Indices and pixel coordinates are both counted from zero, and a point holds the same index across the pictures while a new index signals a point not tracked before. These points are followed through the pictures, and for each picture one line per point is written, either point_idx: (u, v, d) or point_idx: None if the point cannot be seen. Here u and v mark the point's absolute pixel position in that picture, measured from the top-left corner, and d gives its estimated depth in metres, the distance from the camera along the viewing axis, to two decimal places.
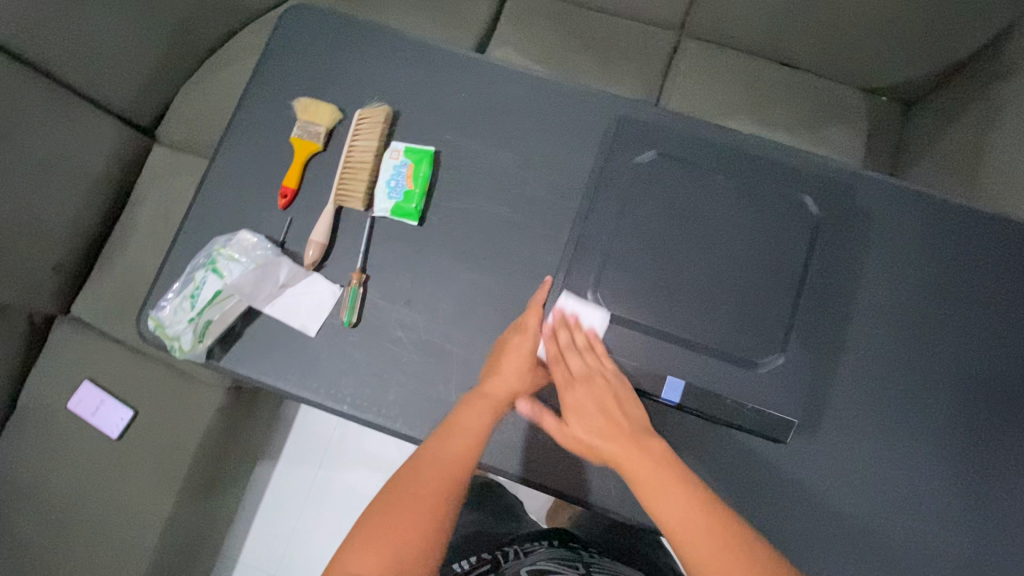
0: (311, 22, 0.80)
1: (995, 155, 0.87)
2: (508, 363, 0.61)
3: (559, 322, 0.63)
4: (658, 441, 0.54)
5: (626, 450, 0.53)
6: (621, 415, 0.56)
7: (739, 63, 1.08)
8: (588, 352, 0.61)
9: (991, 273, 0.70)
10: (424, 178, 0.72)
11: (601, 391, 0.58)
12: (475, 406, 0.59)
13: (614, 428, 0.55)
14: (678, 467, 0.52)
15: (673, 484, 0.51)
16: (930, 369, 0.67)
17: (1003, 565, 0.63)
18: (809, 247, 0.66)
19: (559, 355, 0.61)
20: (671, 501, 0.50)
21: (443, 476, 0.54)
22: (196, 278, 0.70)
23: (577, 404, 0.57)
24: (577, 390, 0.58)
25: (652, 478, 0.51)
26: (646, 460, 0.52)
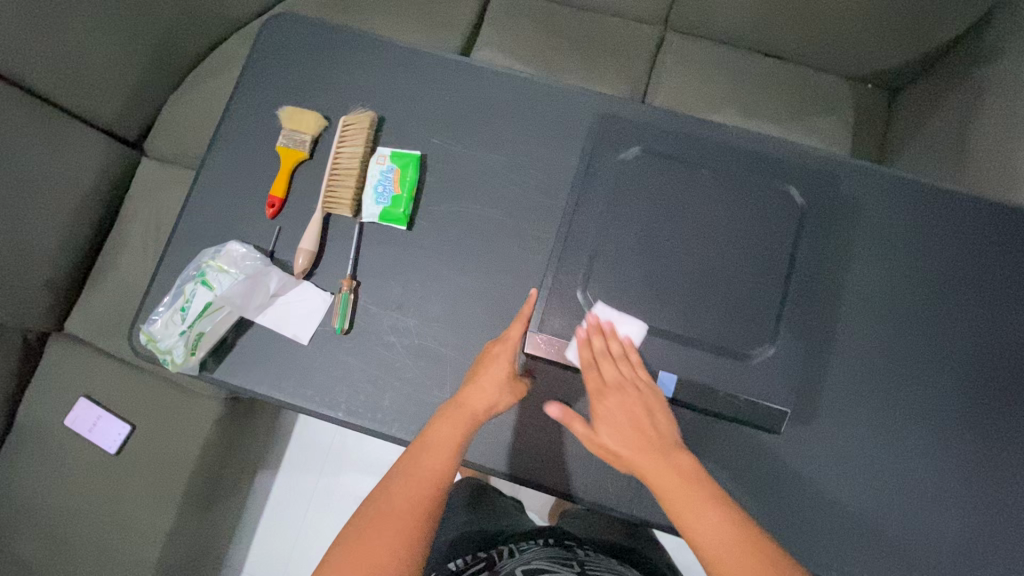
0: (293, 30, 0.80)
1: (980, 139, 0.87)
2: (484, 374, 0.60)
3: (594, 328, 0.61)
4: (689, 456, 0.53)
5: (657, 465, 0.52)
6: (653, 427, 0.54)
7: (724, 56, 1.09)
8: (623, 361, 0.59)
9: (979, 256, 0.70)
10: (411, 182, 0.72)
11: (632, 402, 0.56)
12: (452, 420, 0.57)
13: (646, 440, 0.53)
14: (706, 483, 0.51)
15: (703, 502, 0.50)
16: (921, 354, 0.67)
17: (1000, 546, 0.63)
18: (797, 234, 0.66)
19: (592, 362, 0.59)
20: (703, 522, 0.49)
21: (418, 495, 0.53)
22: (186, 291, 0.70)
23: (610, 414, 0.55)
24: (609, 400, 0.56)
25: (682, 494, 0.50)
26: (677, 476, 0.51)
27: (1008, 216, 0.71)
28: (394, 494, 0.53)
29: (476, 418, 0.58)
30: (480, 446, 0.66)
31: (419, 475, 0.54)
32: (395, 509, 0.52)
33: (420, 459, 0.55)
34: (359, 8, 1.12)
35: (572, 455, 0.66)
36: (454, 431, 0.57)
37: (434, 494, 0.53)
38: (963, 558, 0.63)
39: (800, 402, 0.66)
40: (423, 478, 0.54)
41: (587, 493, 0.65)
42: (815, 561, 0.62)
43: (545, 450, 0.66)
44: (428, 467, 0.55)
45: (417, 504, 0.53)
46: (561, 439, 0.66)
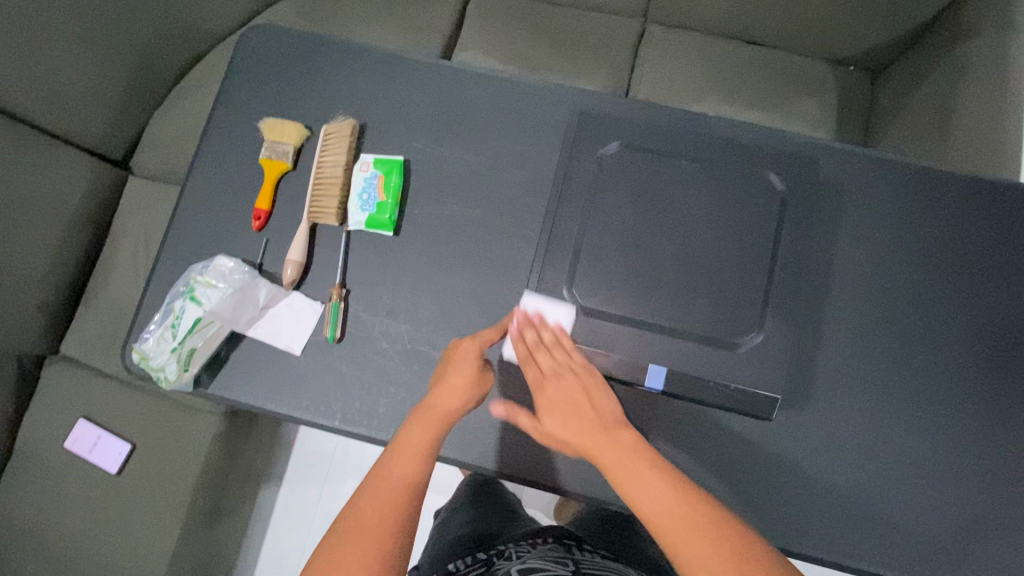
0: (271, 42, 0.80)
1: (962, 116, 0.87)
2: (453, 373, 0.60)
3: (523, 321, 0.62)
4: (628, 429, 0.54)
5: (597, 441, 0.53)
6: (592, 406, 0.56)
7: (705, 44, 1.09)
8: (557, 348, 0.60)
9: (962, 233, 0.71)
10: (396, 188, 0.72)
11: (570, 387, 0.57)
12: (421, 422, 0.58)
13: (586, 422, 0.55)
14: (646, 452, 0.52)
15: (644, 468, 0.50)
16: (911, 333, 0.68)
17: (999, 520, 0.64)
18: (779, 222, 0.67)
19: (528, 355, 0.60)
20: (645, 487, 0.49)
21: (389, 499, 0.53)
22: (176, 308, 0.70)
23: (550, 402, 0.57)
24: (548, 388, 0.57)
25: (622, 464, 0.51)
26: (614, 449, 0.52)
27: (991, 192, 0.71)
28: (362, 506, 0.52)
29: (448, 417, 0.58)
30: (477, 448, 0.67)
31: (388, 481, 0.54)
32: (366, 520, 0.52)
33: (391, 462, 0.55)
34: (337, 16, 1.12)
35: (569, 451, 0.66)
36: (425, 433, 0.57)
37: (406, 501, 0.53)
38: (963, 534, 0.63)
39: (792, 387, 0.66)
40: (394, 483, 0.53)
41: (584, 488, 0.65)
42: (815, 545, 0.63)
43: (541, 448, 0.66)
44: (398, 474, 0.54)
45: (385, 512, 0.52)
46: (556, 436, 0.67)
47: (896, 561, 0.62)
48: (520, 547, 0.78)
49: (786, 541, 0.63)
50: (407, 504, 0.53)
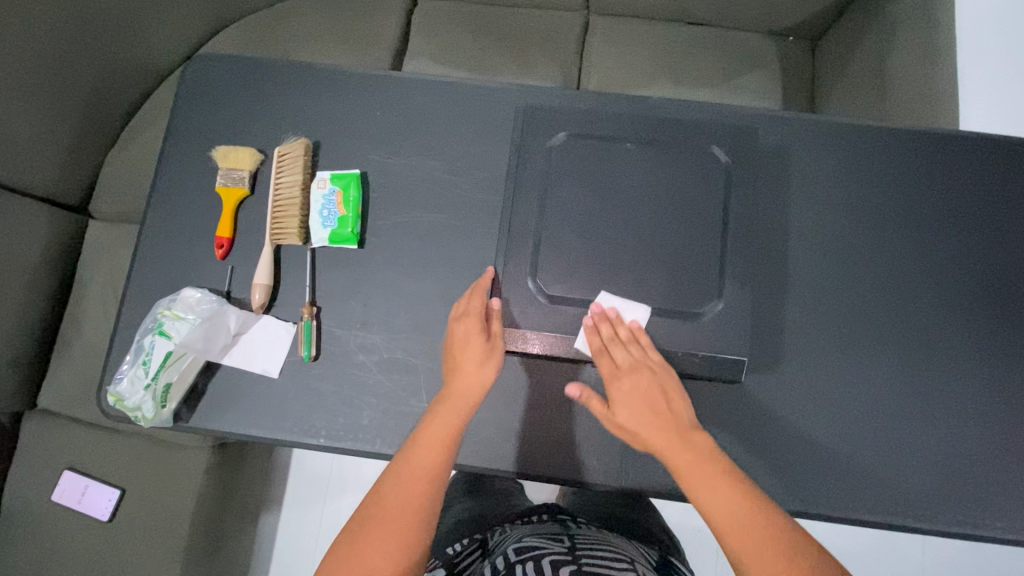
0: (215, 70, 0.80)
1: (898, 73, 0.91)
2: (465, 357, 0.60)
3: (600, 316, 0.62)
4: (703, 434, 0.54)
5: (673, 443, 0.53)
6: (668, 406, 0.55)
7: (649, 31, 1.11)
8: (634, 344, 0.60)
9: (906, 184, 0.73)
10: (356, 202, 0.72)
11: (647, 383, 0.57)
12: (439, 411, 0.58)
13: (663, 420, 0.54)
14: (722, 460, 0.52)
15: (715, 473, 0.51)
16: (868, 286, 0.70)
17: (968, 453, 0.67)
18: (727, 190, 0.68)
19: (603, 347, 0.61)
20: (716, 493, 0.50)
21: (415, 487, 0.54)
22: (145, 345, 0.70)
23: (625, 396, 0.56)
24: (621, 381, 0.57)
25: (696, 471, 0.51)
26: (692, 455, 0.52)
27: (927, 142, 0.74)
28: (388, 496, 0.54)
29: (466, 404, 0.58)
30: (464, 447, 0.67)
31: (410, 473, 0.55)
32: (392, 510, 0.53)
33: (415, 456, 0.56)
34: (284, 39, 1.12)
35: (554, 439, 0.67)
36: (447, 423, 0.57)
37: (428, 492, 0.55)
38: (936, 470, 0.66)
39: (762, 351, 0.68)
40: (415, 476, 0.55)
41: (574, 473, 0.67)
42: (799, 500, 0.65)
43: (527, 439, 0.67)
44: (423, 464, 0.55)
45: (408, 500, 0.54)
46: (540, 426, 0.68)
47: (876, 505, 0.65)
48: (515, 529, 0.78)
49: (771, 499, 0.65)
50: (429, 493, 0.54)
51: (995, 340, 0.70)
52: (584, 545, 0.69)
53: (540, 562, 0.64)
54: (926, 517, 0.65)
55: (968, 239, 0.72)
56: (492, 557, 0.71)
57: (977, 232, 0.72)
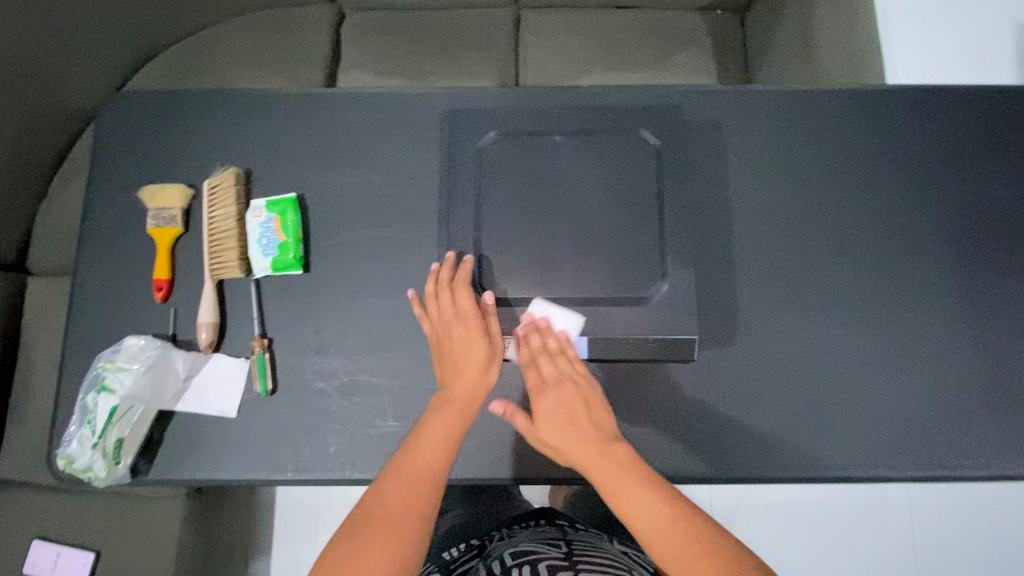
0: (135, 108, 0.77)
1: (822, 35, 0.92)
2: (466, 361, 0.60)
3: (532, 327, 0.61)
4: (624, 446, 0.54)
5: (593, 458, 0.53)
6: (590, 420, 0.56)
7: (580, 19, 1.11)
8: (561, 357, 0.59)
9: (840, 143, 0.74)
10: (294, 226, 0.70)
11: (570, 398, 0.57)
12: (437, 413, 0.58)
13: (581, 433, 0.55)
14: (641, 470, 0.52)
15: (639, 485, 0.51)
16: (814, 248, 0.71)
17: (928, 397, 0.68)
18: (658, 168, 0.67)
19: (529, 360, 0.60)
20: (638, 503, 0.50)
21: (411, 487, 0.54)
22: (89, 402, 0.67)
23: (549, 410, 0.56)
24: (546, 397, 0.57)
25: (615, 480, 0.52)
26: (610, 466, 0.52)
27: (852, 99, 0.76)
28: (386, 497, 0.53)
29: (466, 409, 0.58)
30: None
31: (412, 475, 0.54)
32: (391, 513, 0.52)
33: (415, 457, 0.55)
34: (210, 68, 1.09)
35: (525, 441, 0.67)
36: (447, 426, 0.57)
37: (427, 491, 0.54)
38: (900, 418, 0.67)
39: (719, 325, 0.69)
40: (416, 479, 0.54)
41: (549, 472, 0.66)
42: (773, 466, 0.66)
43: (498, 444, 0.67)
44: (422, 465, 0.55)
45: (409, 499, 0.53)
46: (511, 430, 0.67)
47: (847, 461, 0.66)
48: (511, 534, 0.77)
49: (745, 469, 0.66)
50: (431, 493, 0.54)
51: (942, 283, 0.71)
52: (581, 552, 0.68)
53: (537, 567, 0.63)
54: (896, 465, 0.66)
55: (905, 190, 0.74)
56: (488, 561, 0.69)
57: (912, 182, 0.74)
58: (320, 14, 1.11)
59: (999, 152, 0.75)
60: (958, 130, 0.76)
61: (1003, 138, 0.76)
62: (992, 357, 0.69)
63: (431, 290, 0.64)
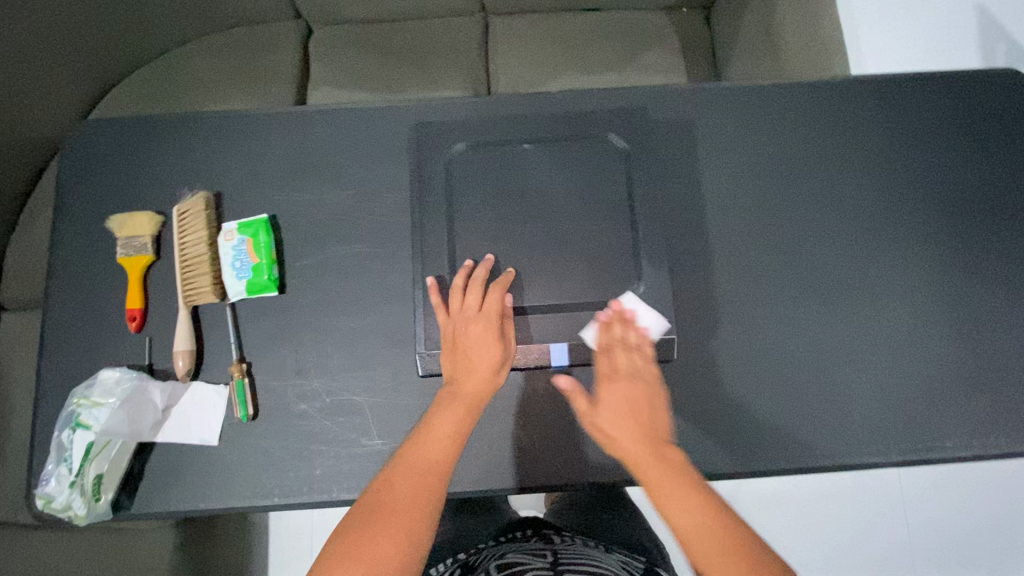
0: (99, 135, 0.76)
1: (785, 29, 0.94)
2: (477, 358, 0.60)
3: (615, 316, 0.62)
4: (677, 450, 0.54)
5: (645, 452, 0.53)
6: (650, 419, 0.56)
7: (548, 23, 1.11)
8: (637, 352, 0.60)
9: (809, 135, 0.75)
10: (267, 247, 0.69)
11: (636, 393, 0.57)
12: (448, 406, 0.58)
13: (639, 427, 0.55)
14: (691, 474, 0.52)
15: (689, 486, 0.51)
16: (789, 241, 0.72)
17: (907, 381, 0.69)
18: (625, 173, 0.67)
19: (607, 346, 0.61)
20: (683, 506, 0.50)
21: (420, 479, 0.54)
22: (65, 440, 0.65)
23: (612, 398, 0.57)
24: (613, 385, 0.57)
25: (667, 481, 0.51)
26: (663, 467, 0.52)
27: (818, 91, 0.77)
28: (395, 489, 0.53)
29: (476, 405, 0.59)
30: None
31: (418, 467, 0.54)
32: (399, 503, 0.52)
33: (424, 448, 0.56)
34: (177, 90, 1.07)
35: (513, 450, 0.66)
36: (456, 421, 0.57)
37: (435, 483, 0.54)
38: (882, 405, 0.68)
39: (698, 323, 0.69)
40: (424, 470, 0.54)
41: (538, 480, 0.66)
42: (760, 460, 0.66)
43: (486, 456, 0.66)
44: (428, 457, 0.55)
45: (419, 490, 0.53)
46: (498, 440, 0.67)
47: (833, 450, 0.66)
48: (496, 546, 0.76)
49: (732, 465, 0.66)
50: (438, 486, 0.54)
51: (914, 268, 0.72)
52: (568, 560, 0.68)
53: None
54: (880, 451, 0.67)
55: (874, 178, 0.75)
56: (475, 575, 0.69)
57: (881, 171, 0.75)
58: (286, 31, 1.10)
59: (963, 137, 0.77)
60: (922, 116, 0.77)
61: (965, 122, 0.77)
62: (969, 339, 0.70)
63: (460, 283, 0.63)
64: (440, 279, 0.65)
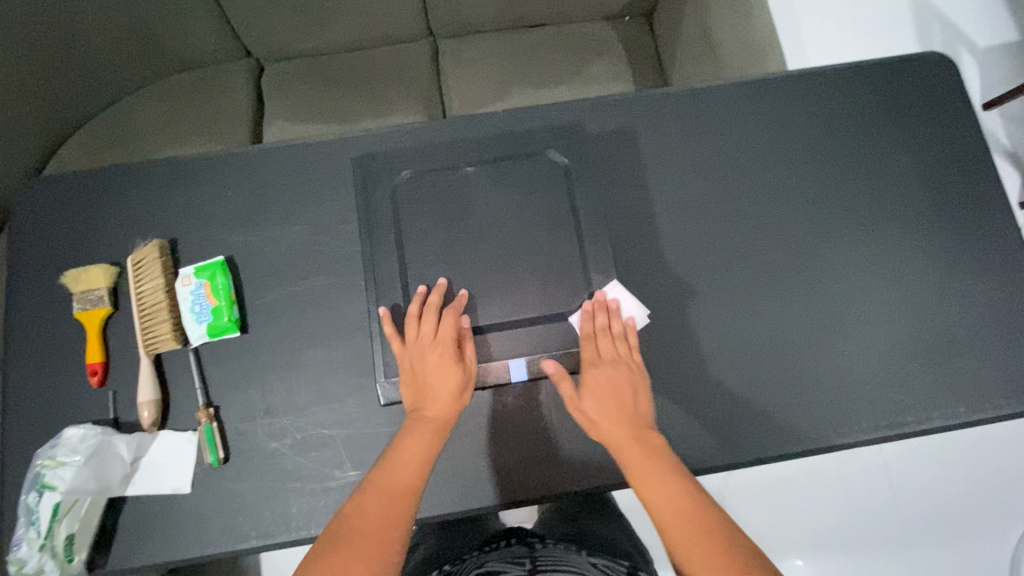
0: (48, 192, 0.75)
1: (720, 31, 0.97)
2: (440, 383, 0.61)
3: (600, 305, 0.64)
4: (655, 434, 0.59)
5: (623, 435, 0.58)
6: (632, 405, 0.60)
7: (495, 43, 1.13)
8: (621, 339, 0.63)
9: (748, 133, 0.78)
10: (225, 288, 0.69)
11: (620, 378, 0.61)
12: (414, 432, 0.59)
13: (622, 411, 0.59)
14: (670, 458, 0.57)
15: (663, 470, 0.55)
16: (738, 236, 0.74)
17: (865, 362, 0.70)
18: (569, 187, 0.68)
19: (592, 335, 0.63)
20: (659, 489, 0.54)
21: (388, 505, 0.54)
22: (29, 504, 0.64)
23: (597, 384, 0.61)
24: (599, 371, 0.61)
25: (643, 460, 0.56)
26: (641, 450, 0.57)
27: (751, 89, 0.79)
28: (364, 513, 0.53)
29: (443, 430, 0.60)
30: None
31: (387, 490, 0.55)
32: (369, 527, 0.52)
33: (393, 473, 0.56)
34: (132, 139, 1.07)
35: (487, 469, 0.66)
36: (423, 446, 0.58)
37: (405, 507, 0.54)
38: (844, 386, 0.69)
39: (657, 326, 0.70)
40: (393, 494, 0.55)
41: (514, 497, 0.66)
42: (729, 453, 0.67)
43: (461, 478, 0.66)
44: (397, 482, 0.56)
45: (389, 515, 0.53)
46: (472, 460, 0.67)
47: (798, 436, 0.68)
48: (480, 554, 0.76)
49: (703, 460, 0.67)
50: (406, 509, 0.54)
51: (862, 251, 0.74)
52: (545, 565, 0.69)
53: None
54: (849, 431, 0.68)
55: (815, 167, 0.77)
56: None
57: (820, 160, 0.77)
58: (237, 71, 1.11)
59: (894, 121, 0.79)
60: (855, 104, 0.80)
61: (894, 107, 0.80)
62: (920, 314, 0.72)
63: (414, 311, 0.63)
64: (396, 308, 0.66)
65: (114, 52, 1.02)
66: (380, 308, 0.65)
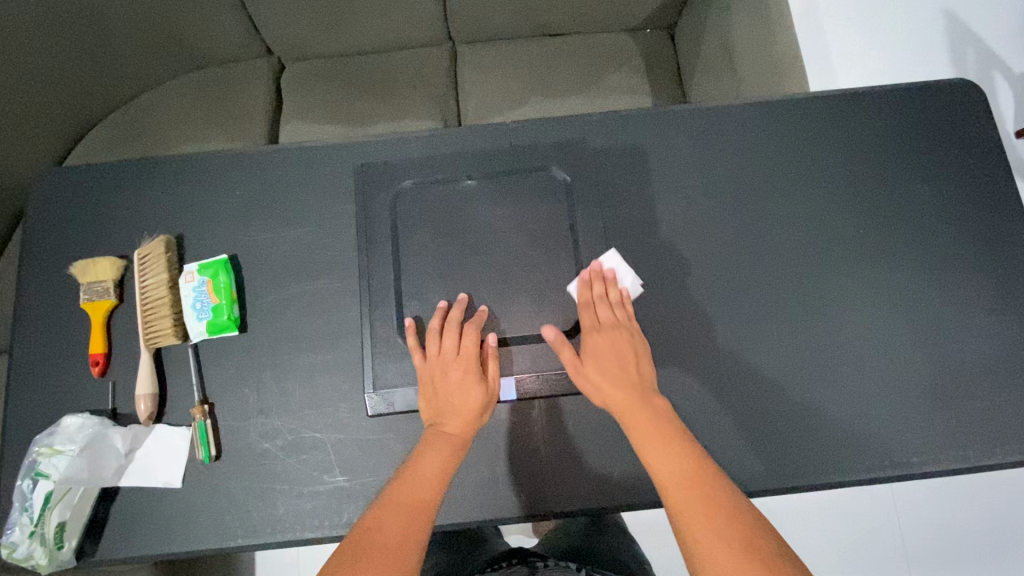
0: (63, 183, 0.77)
1: (741, 48, 0.95)
2: (463, 401, 0.60)
3: (597, 274, 0.64)
4: (662, 401, 0.58)
5: (627, 399, 0.57)
6: (634, 371, 0.59)
7: (513, 51, 1.13)
8: (620, 307, 0.63)
9: (761, 155, 0.76)
10: (227, 287, 0.69)
11: (621, 343, 0.61)
12: (434, 447, 0.59)
13: (625, 377, 0.59)
14: (676, 427, 0.56)
15: (667, 436, 0.55)
16: (745, 261, 0.72)
17: (872, 397, 0.68)
18: (570, 204, 0.67)
19: (590, 301, 0.63)
20: (665, 457, 0.53)
21: (407, 517, 0.53)
22: (23, 490, 0.65)
23: (597, 350, 0.60)
24: (598, 336, 0.61)
25: (649, 425, 0.55)
26: (648, 415, 0.56)
27: (766, 110, 0.77)
28: (384, 525, 0.53)
29: (461, 447, 0.59)
30: None
31: (406, 503, 0.55)
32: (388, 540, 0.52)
33: (413, 488, 0.56)
34: (152, 132, 1.10)
35: (474, 484, 0.65)
36: (443, 461, 0.58)
37: (422, 522, 0.54)
38: (849, 422, 0.67)
39: (654, 349, 0.69)
40: (409, 506, 0.55)
41: (499, 516, 0.64)
42: None
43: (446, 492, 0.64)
44: (415, 496, 0.55)
45: (406, 526, 0.53)
46: (459, 474, 0.65)
47: (798, 470, 0.65)
48: None
49: None
50: (424, 523, 0.54)
51: (875, 282, 0.72)
52: None
53: None
54: (851, 469, 0.65)
55: (830, 193, 0.75)
56: None
57: (835, 187, 0.75)
58: (257, 69, 1.12)
59: (916, 148, 0.77)
60: (875, 131, 0.77)
61: (918, 134, 0.77)
62: (933, 351, 0.70)
63: (436, 325, 0.63)
64: (421, 322, 0.65)
65: (137, 47, 1.04)
66: (407, 318, 0.65)
